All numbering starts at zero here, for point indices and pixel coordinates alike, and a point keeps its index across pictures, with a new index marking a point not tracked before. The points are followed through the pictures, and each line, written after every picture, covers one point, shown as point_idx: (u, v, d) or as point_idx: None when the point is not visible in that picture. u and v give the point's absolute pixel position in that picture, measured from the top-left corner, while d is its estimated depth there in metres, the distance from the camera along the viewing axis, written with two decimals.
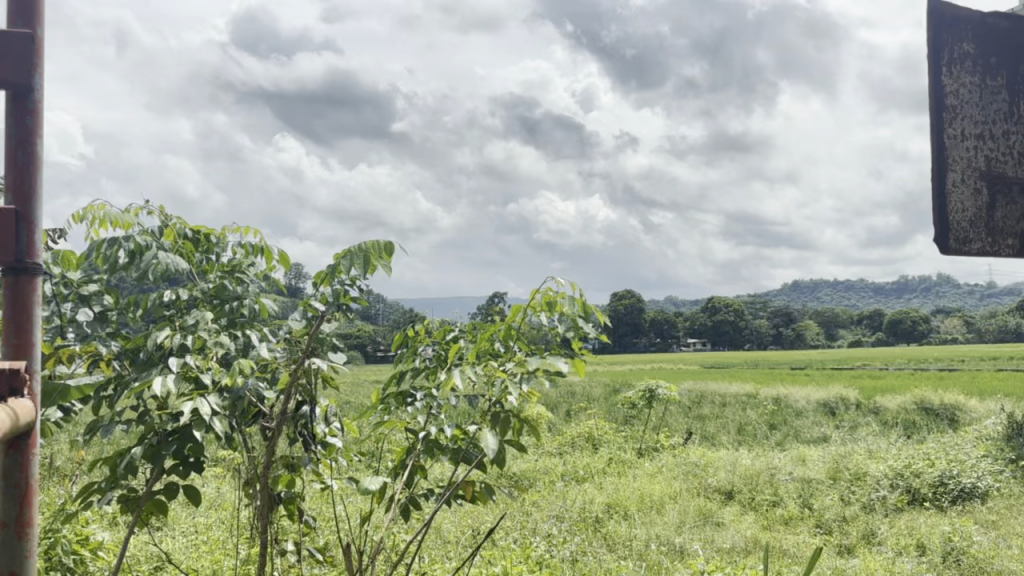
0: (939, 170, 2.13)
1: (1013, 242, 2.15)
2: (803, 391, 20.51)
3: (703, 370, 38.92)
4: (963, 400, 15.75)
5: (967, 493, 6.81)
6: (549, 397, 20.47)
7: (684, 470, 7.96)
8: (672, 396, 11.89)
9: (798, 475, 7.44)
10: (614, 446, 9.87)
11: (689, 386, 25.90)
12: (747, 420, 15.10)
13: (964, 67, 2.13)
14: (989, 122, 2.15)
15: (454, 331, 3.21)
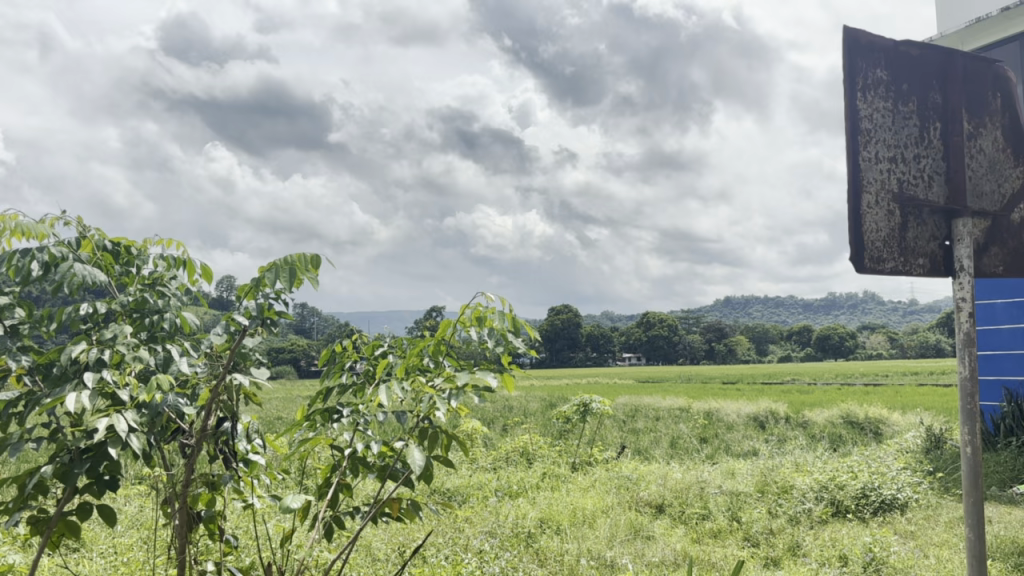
0: (862, 193, 2.99)
1: (923, 261, 3.13)
2: (735, 405, 20.87)
3: (639, 384, 39.34)
4: (885, 414, 16.24)
5: (888, 505, 7.02)
6: (485, 412, 20.49)
7: (617, 484, 8.02)
8: (606, 410, 11.98)
9: (727, 489, 7.55)
10: (549, 460, 9.90)
11: (625, 399, 26.22)
12: (680, 433, 15.30)
13: (878, 94, 3.02)
14: (901, 146, 3.08)
15: (384, 345, 3.18)
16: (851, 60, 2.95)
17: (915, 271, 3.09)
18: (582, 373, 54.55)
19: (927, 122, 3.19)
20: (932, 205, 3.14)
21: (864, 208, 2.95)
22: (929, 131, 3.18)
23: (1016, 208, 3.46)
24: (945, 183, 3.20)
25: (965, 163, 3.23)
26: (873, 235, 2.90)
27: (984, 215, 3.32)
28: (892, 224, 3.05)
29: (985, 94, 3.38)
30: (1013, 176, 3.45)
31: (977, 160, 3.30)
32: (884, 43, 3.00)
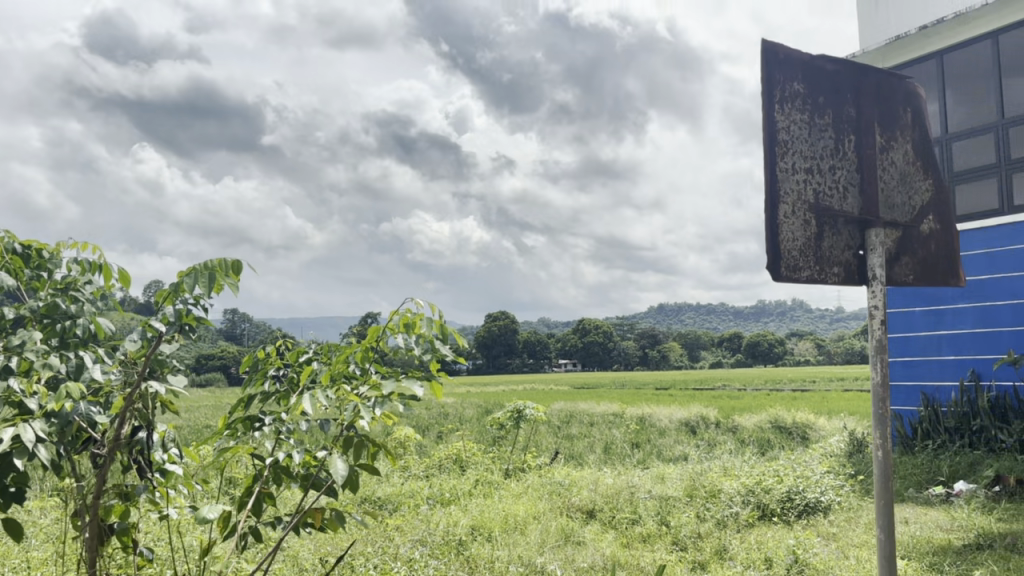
0: (778, 204, 3.06)
1: (838, 271, 3.21)
2: (667, 410, 21.16)
3: (574, 390, 39.66)
4: (811, 419, 16.68)
5: (811, 507, 7.20)
6: (419, 419, 20.35)
7: (549, 490, 8.03)
8: (540, 416, 12.02)
9: (657, 493, 7.65)
10: (482, 467, 9.88)
11: (560, 405, 26.37)
12: (612, 439, 15.44)
13: (795, 105, 3.11)
14: (817, 158, 3.18)
15: (308, 353, 3.15)
16: (769, 72, 3.03)
17: (830, 279, 3.18)
18: (518, 379, 54.65)
19: (842, 135, 3.30)
20: (846, 216, 3.24)
21: (780, 218, 3.03)
22: (844, 144, 3.29)
23: (926, 219, 3.60)
24: (858, 194, 3.31)
25: (877, 176, 3.35)
26: (789, 244, 2.97)
27: (895, 226, 3.44)
28: (808, 233, 3.13)
29: (896, 110, 3.51)
30: (922, 189, 3.59)
31: (888, 173, 3.42)
32: (800, 56, 3.10)
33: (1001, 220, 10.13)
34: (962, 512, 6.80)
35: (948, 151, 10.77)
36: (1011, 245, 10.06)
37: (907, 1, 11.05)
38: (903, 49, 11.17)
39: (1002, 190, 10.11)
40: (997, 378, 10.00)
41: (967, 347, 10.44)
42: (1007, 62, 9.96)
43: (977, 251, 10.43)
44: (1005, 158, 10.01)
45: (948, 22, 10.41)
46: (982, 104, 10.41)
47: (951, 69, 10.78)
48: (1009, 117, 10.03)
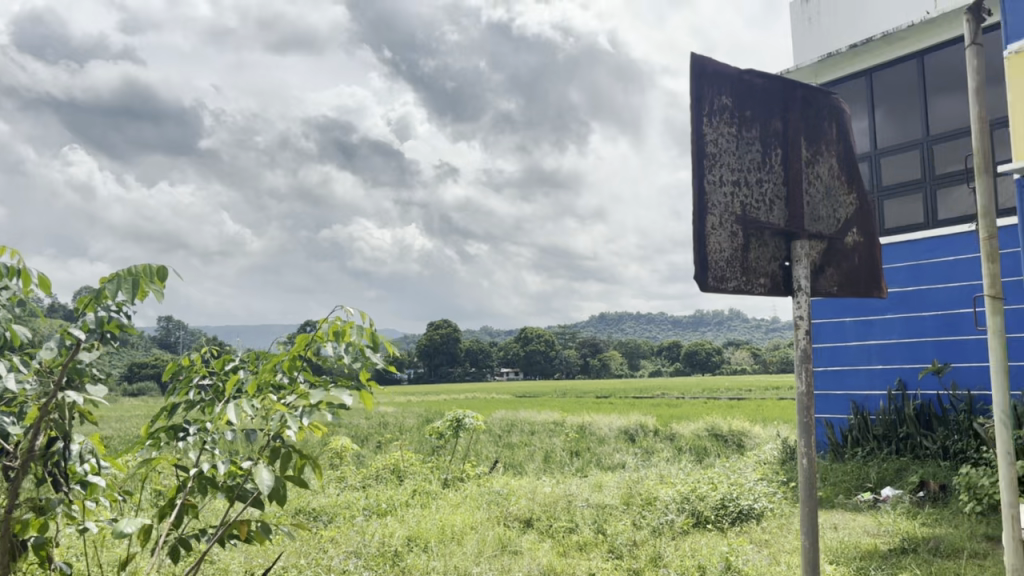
0: (705, 216, 3.11)
1: (763, 281, 3.27)
2: (607, 419, 21.32)
3: (516, 398, 39.75)
4: (747, 427, 16.97)
5: (745, 514, 7.31)
6: (359, 430, 20.12)
7: (487, 500, 8.01)
8: (479, 426, 11.99)
9: (594, 502, 7.68)
10: (420, 477, 9.80)
11: (501, 414, 26.35)
12: (553, 447, 15.49)
13: (722, 118, 3.17)
14: (743, 170, 3.24)
15: (235, 360, 3.09)
16: (698, 87, 3.09)
17: (756, 289, 3.24)
18: (460, 388, 54.53)
19: (769, 148, 3.37)
20: (773, 227, 3.31)
21: (707, 230, 3.09)
22: (770, 157, 3.36)
23: (850, 232, 3.69)
24: (784, 207, 3.38)
25: (803, 189, 3.43)
26: (715, 255, 3.03)
27: (820, 237, 3.52)
28: (735, 245, 3.19)
29: (821, 124, 3.60)
30: (846, 202, 3.69)
31: (814, 186, 3.51)
32: (728, 70, 3.16)
33: (926, 233, 10.42)
34: (888, 517, 6.97)
35: (876, 166, 11.10)
36: (935, 258, 10.30)
37: (838, 18, 11.36)
38: (834, 66, 11.49)
39: (927, 204, 10.44)
40: (921, 388, 10.34)
41: (895, 357, 10.73)
42: (932, 81, 10.39)
43: (903, 264, 10.66)
44: (930, 174, 10.36)
45: (876, 41, 10.74)
46: (909, 121, 10.75)
47: (881, 86, 11.13)
48: (934, 134, 10.38)
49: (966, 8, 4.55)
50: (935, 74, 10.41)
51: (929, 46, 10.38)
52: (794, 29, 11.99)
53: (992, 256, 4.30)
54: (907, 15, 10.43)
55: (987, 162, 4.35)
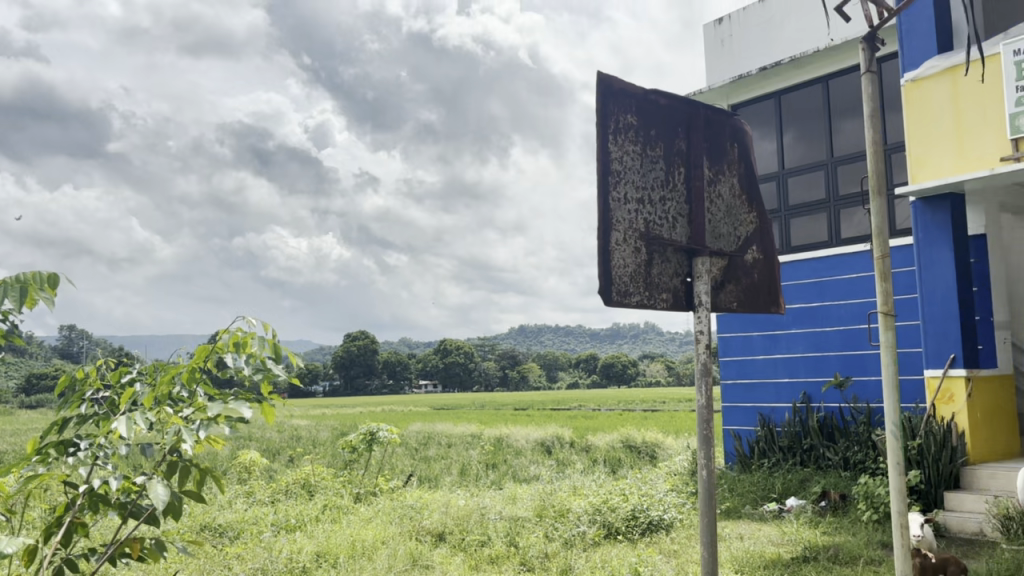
0: (611, 233, 3.17)
1: (666, 296, 3.34)
2: (523, 431, 21.39)
3: (434, 411, 39.54)
4: (660, 438, 17.28)
5: (654, 525, 7.44)
6: (270, 443, 19.67)
7: (400, 514, 7.93)
8: (393, 439, 11.87)
9: (507, 514, 7.68)
10: (331, 492, 9.62)
11: (417, 426, 26.12)
12: (468, 460, 15.45)
13: (627, 136, 3.24)
14: (646, 188, 3.31)
15: (131, 372, 3.01)
16: (604, 105, 3.15)
17: (658, 304, 3.30)
18: (377, 400, 53.96)
19: (673, 166, 3.46)
20: (675, 244, 3.39)
21: (611, 245, 3.14)
22: (674, 176, 3.44)
23: (750, 250, 3.80)
24: (686, 225, 3.47)
25: (704, 207, 3.53)
26: (619, 271, 3.08)
27: (721, 255, 3.62)
28: (638, 261, 3.25)
29: (723, 145, 3.71)
30: (747, 221, 3.80)
31: (715, 205, 3.61)
32: (633, 90, 3.24)
33: (829, 251, 10.83)
34: (792, 527, 7.19)
35: (783, 186, 11.48)
36: (838, 275, 10.69)
37: (750, 41, 11.73)
38: (745, 88, 11.86)
39: (831, 223, 10.85)
40: (825, 400, 10.71)
41: (800, 370, 11.09)
42: (837, 104, 10.85)
43: (807, 279, 11.02)
44: (834, 195, 10.81)
45: (786, 65, 11.14)
46: (814, 143, 11.16)
47: (788, 109, 11.55)
48: (837, 156, 10.82)
49: (862, 36, 4.75)
50: (839, 99, 10.85)
51: (834, 71, 10.85)
52: (708, 51, 12.32)
53: (885, 274, 4.48)
54: (815, 42, 10.88)
55: (883, 185, 4.53)
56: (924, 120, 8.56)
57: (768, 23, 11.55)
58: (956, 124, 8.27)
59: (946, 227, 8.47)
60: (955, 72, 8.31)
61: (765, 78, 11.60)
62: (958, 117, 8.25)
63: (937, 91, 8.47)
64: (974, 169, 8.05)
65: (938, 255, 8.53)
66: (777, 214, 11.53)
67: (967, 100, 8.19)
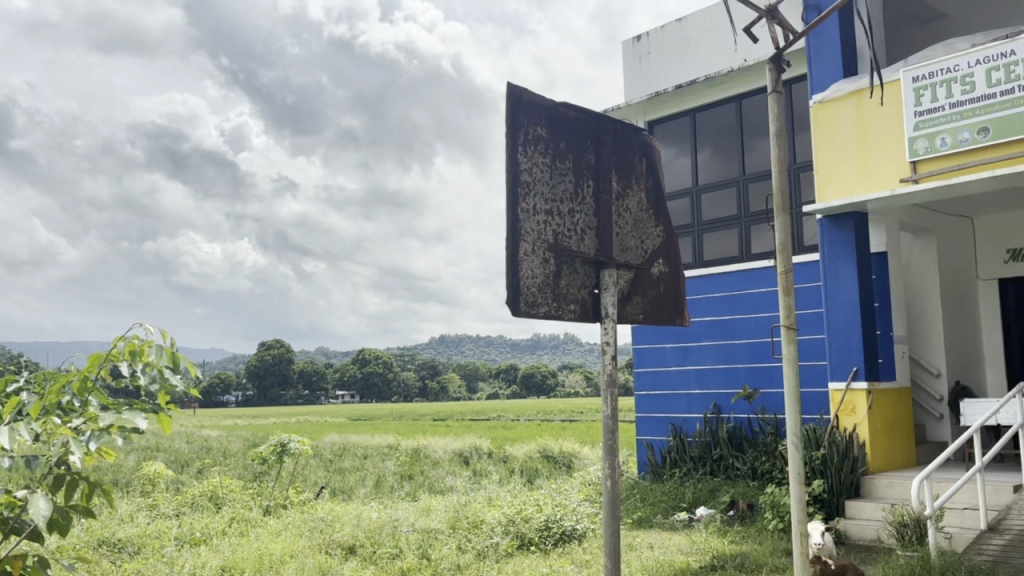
0: (519, 245, 3.18)
1: (572, 308, 3.37)
2: (441, 441, 21.29)
3: (351, 421, 39.14)
4: (577, 448, 17.45)
5: (567, 535, 7.48)
6: (179, 454, 19.07)
7: (310, 527, 7.78)
8: (306, 450, 11.64)
9: (419, 526, 7.62)
10: (238, 504, 9.37)
11: (334, 437, 25.75)
12: (384, 471, 15.27)
13: (536, 147, 3.27)
14: (555, 200, 3.34)
15: (18, 382, 2.91)
16: (514, 116, 3.17)
17: (565, 315, 3.33)
18: (293, 410, 52.95)
19: (582, 179, 3.49)
20: (583, 256, 3.42)
21: (519, 256, 3.14)
22: (583, 188, 3.48)
23: (657, 263, 3.86)
24: (595, 237, 3.51)
25: (612, 221, 3.58)
26: (527, 281, 3.09)
27: (627, 267, 3.68)
28: (546, 272, 3.27)
29: (631, 160, 3.78)
30: (653, 235, 3.87)
31: (622, 218, 3.67)
32: (543, 102, 3.26)
33: (739, 266, 11.13)
34: (700, 536, 7.32)
35: (697, 202, 11.75)
36: (748, 289, 11.00)
37: (667, 59, 11.98)
38: (661, 104, 12.11)
39: (741, 239, 11.16)
40: (734, 411, 10.99)
41: (711, 381, 11.34)
42: (749, 123, 11.18)
43: (719, 293, 11.30)
44: (745, 211, 11.14)
45: (701, 83, 11.42)
46: (726, 160, 11.46)
47: (702, 126, 11.83)
48: (748, 174, 11.14)
49: (769, 58, 4.91)
50: (751, 118, 11.19)
51: (747, 92, 11.18)
52: (625, 68, 12.56)
53: (787, 289, 4.62)
54: (726, 61, 11.22)
55: (787, 203, 4.68)
56: (830, 141, 8.87)
57: (683, 42, 11.84)
58: (860, 145, 8.59)
59: (850, 243, 8.79)
60: (860, 95, 8.65)
61: (680, 96, 11.88)
62: (863, 138, 8.57)
63: (842, 112, 8.79)
64: (877, 189, 8.39)
65: (842, 270, 8.84)
66: (691, 229, 11.79)
67: (871, 122, 8.52)
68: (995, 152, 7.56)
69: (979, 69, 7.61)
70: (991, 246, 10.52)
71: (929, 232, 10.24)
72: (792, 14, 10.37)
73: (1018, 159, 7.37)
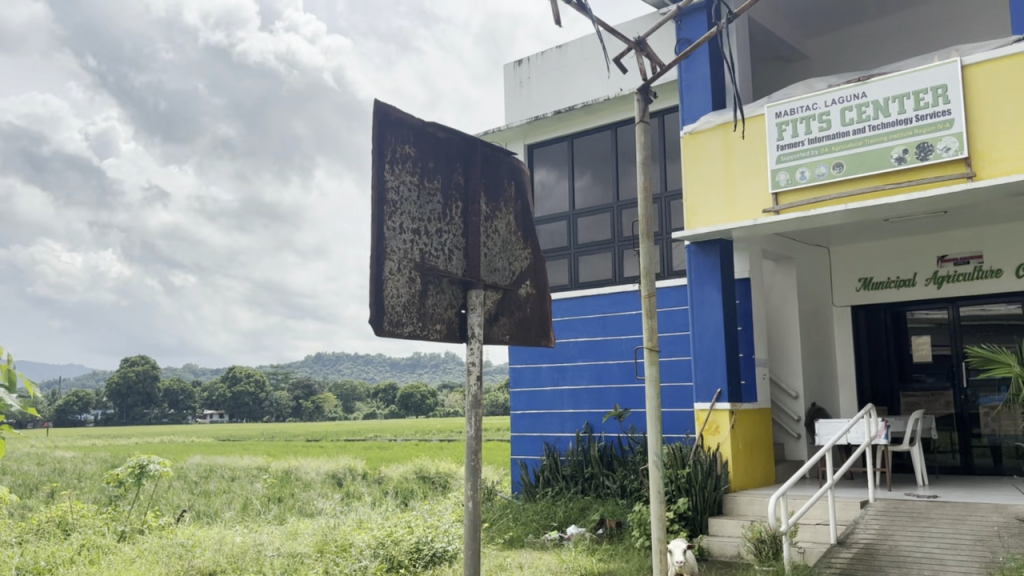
0: (384, 264, 3.15)
1: (439, 327, 3.35)
2: (314, 463, 20.78)
3: (219, 442, 37.68)
4: (453, 469, 17.41)
5: (438, 557, 7.43)
6: (27, 478, 17.83)
7: (168, 553, 7.42)
8: (166, 472, 11.11)
9: (285, 551, 7.40)
10: (90, 530, 8.85)
11: (201, 459, 24.70)
12: (251, 494, 14.76)
13: (404, 166, 3.25)
14: (422, 218, 3.33)
15: None
16: (381, 135, 3.15)
17: (431, 335, 3.31)
18: (158, 430, 50.55)
19: (450, 200, 3.50)
20: (450, 276, 3.42)
21: (384, 274, 3.10)
22: (450, 209, 3.49)
23: (524, 284, 3.91)
24: (462, 257, 3.52)
25: (480, 241, 3.60)
26: (391, 300, 3.05)
27: (495, 289, 3.71)
28: (412, 291, 3.24)
29: (499, 182, 3.81)
30: (521, 257, 3.91)
31: (489, 240, 3.70)
32: (411, 120, 3.26)
33: (612, 288, 11.42)
34: (569, 555, 7.42)
35: (573, 225, 11.98)
36: (620, 311, 11.28)
37: (546, 85, 12.23)
38: (539, 128, 12.33)
39: (614, 262, 11.45)
40: (605, 430, 11.21)
41: (584, 402, 11.54)
42: (623, 150, 11.51)
43: (593, 315, 11.55)
44: (618, 235, 11.44)
45: (579, 110, 11.70)
46: (602, 185, 11.75)
47: (579, 151, 12.10)
48: (622, 201, 11.46)
49: (638, 89, 5.07)
50: (626, 145, 11.53)
51: (623, 120, 11.53)
52: (506, 92, 12.75)
53: (650, 312, 4.76)
54: (602, 89, 11.55)
55: (651, 229, 4.83)
56: (699, 171, 9.22)
57: (562, 69, 12.13)
58: (726, 174, 8.98)
59: (716, 270, 9.15)
60: (726, 128, 9.05)
61: (560, 121, 12.13)
62: (728, 169, 8.97)
63: (710, 144, 9.17)
64: (741, 218, 8.79)
65: (708, 295, 9.19)
66: (567, 251, 12.01)
67: (736, 154, 8.93)
68: (848, 186, 8.04)
69: (835, 108, 8.13)
70: (845, 275, 11.18)
71: (789, 260, 10.79)
72: (664, 48, 10.80)
73: (868, 194, 7.89)
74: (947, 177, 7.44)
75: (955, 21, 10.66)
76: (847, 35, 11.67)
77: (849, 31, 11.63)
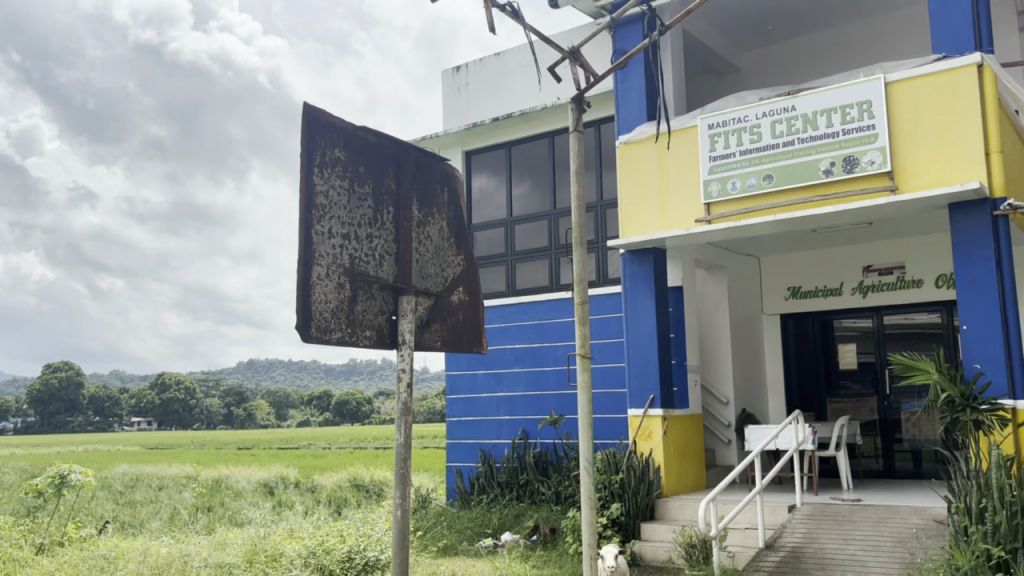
0: (311, 269, 3.12)
1: (368, 333, 3.32)
2: (245, 471, 20.37)
3: (147, 450, 36.66)
4: (388, 477, 17.26)
5: (370, 566, 7.35)
6: None
7: (89, 566, 7.18)
8: (88, 482, 10.75)
9: (213, 562, 7.23)
10: (6, 542, 8.51)
11: (127, 469, 23.97)
12: (179, 504, 14.39)
13: (334, 170, 3.23)
14: (352, 223, 3.31)
15: None
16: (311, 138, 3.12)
17: (360, 341, 3.28)
18: (82, 439, 48.96)
19: (381, 205, 3.48)
20: (381, 282, 3.40)
21: (312, 279, 3.06)
22: (381, 213, 3.47)
23: (457, 291, 3.90)
24: (393, 263, 3.50)
25: (412, 247, 3.59)
26: (319, 306, 3.02)
27: (427, 295, 3.70)
28: (341, 297, 3.21)
29: (431, 188, 3.80)
30: (454, 263, 3.91)
31: (422, 245, 3.68)
32: (342, 124, 3.24)
33: (549, 295, 11.49)
34: (503, 561, 7.42)
35: (510, 232, 12.03)
36: (556, 319, 11.36)
37: (484, 92, 12.27)
38: (476, 135, 12.36)
39: (551, 269, 11.52)
40: (540, 436, 11.24)
41: (520, 408, 11.56)
42: (560, 158, 11.60)
43: (529, 322, 11.59)
44: (555, 243, 11.52)
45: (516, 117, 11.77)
46: (539, 192, 11.82)
47: (517, 159, 12.14)
48: (559, 208, 11.55)
49: (573, 98, 5.12)
50: (563, 153, 11.62)
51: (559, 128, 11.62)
52: (444, 98, 12.76)
53: (583, 319, 4.80)
54: (539, 98, 11.64)
55: (585, 237, 4.87)
56: (633, 179, 9.34)
57: (500, 76, 12.18)
58: (660, 183, 9.11)
59: (650, 278, 9.27)
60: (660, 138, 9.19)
61: (497, 128, 12.17)
62: (662, 178, 9.10)
63: (645, 153, 9.30)
64: (673, 227, 8.93)
65: (641, 303, 9.31)
66: (504, 258, 12.04)
67: (669, 164, 9.07)
68: (777, 197, 8.23)
69: (765, 121, 8.32)
70: (774, 283, 11.45)
71: (721, 269, 10.99)
72: (600, 58, 10.93)
73: (796, 205, 8.09)
74: (871, 189, 7.68)
75: (880, 39, 11.06)
76: (778, 49, 11.98)
77: (780, 46, 11.95)
